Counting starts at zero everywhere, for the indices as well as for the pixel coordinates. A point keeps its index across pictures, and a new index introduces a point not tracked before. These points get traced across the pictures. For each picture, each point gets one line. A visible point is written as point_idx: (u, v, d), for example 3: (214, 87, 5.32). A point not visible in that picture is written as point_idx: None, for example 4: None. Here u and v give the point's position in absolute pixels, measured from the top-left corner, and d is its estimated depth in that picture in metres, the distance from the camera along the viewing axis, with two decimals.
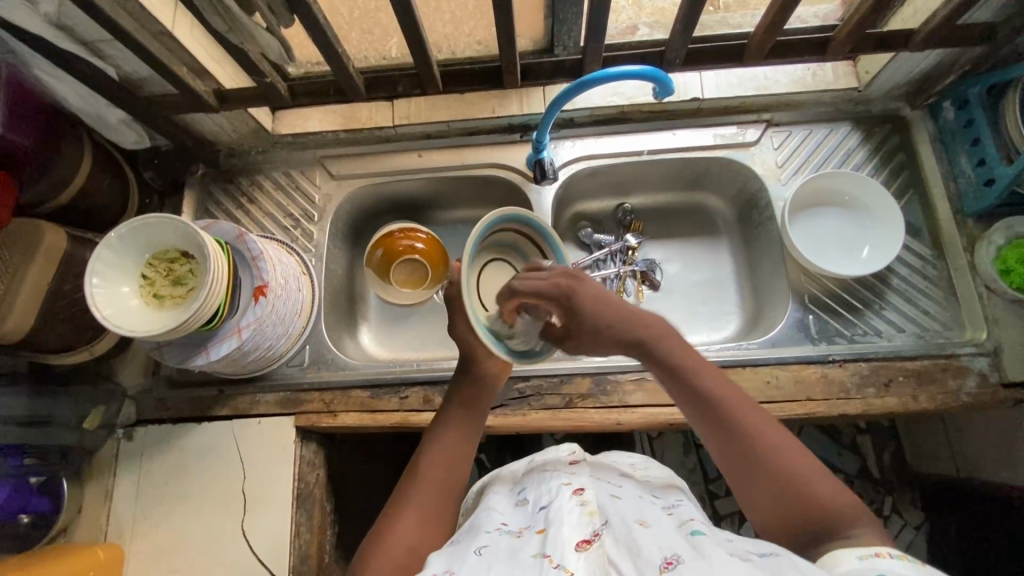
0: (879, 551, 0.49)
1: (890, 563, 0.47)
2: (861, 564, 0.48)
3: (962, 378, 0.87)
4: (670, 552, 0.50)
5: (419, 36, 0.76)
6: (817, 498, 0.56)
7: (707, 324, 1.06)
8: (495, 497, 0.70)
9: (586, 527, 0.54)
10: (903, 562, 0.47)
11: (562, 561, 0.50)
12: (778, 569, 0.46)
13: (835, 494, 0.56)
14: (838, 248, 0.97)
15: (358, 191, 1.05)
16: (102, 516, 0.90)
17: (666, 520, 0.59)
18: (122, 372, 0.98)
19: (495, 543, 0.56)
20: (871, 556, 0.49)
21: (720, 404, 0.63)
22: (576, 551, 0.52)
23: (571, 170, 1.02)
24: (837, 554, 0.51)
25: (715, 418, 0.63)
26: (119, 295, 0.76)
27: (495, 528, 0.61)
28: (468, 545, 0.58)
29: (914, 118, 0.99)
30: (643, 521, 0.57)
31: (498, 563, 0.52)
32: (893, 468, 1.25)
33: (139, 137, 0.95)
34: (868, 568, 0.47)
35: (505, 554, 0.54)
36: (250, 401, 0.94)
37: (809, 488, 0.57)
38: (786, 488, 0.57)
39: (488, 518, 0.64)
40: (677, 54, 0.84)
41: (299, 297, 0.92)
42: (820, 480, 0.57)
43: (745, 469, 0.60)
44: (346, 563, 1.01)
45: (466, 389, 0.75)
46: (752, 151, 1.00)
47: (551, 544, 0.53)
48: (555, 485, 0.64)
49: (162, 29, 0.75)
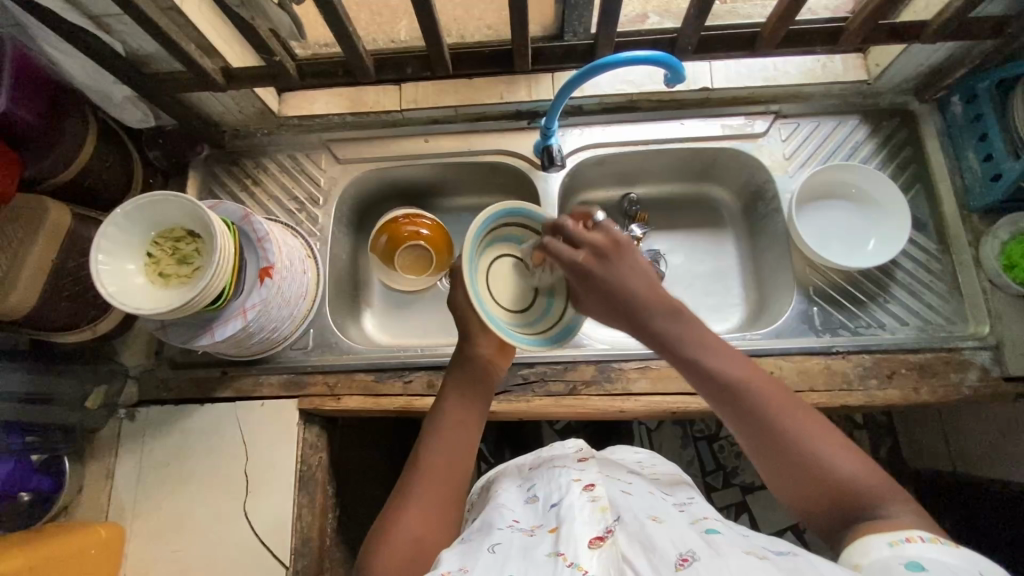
0: (908, 535, 0.48)
1: (918, 548, 0.47)
2: (888, 552, 0.47)
3: (963, 372, 0.88)
4: (686, 548, 0.51)
5: (431, 17, 0.76)
6: (847, 480, 0.55)
7: (711, 315, 1.06)
8: (505, 493, 0.71)
9: (598, 524, 0.56)
10: (934, 546, 0.47)
11: (576, 560, 0.51)
12: (794, 567, 0.46)
13: (866, 470, 0.56)
14: (844, 240, 0.98)
15: (363, 175, 1.05)
16: (103, 495, 0.90)
17: (679, 516, 0.59)
18: (123, 352, 0.97)
19: (509, 540, 0.57)
20: (901, 542, 0.48)
21: (744, 388, 0.59)
22: (590, 548, 0.53)
23: (578, 158, 1.02)
24: (866, 541, 0.50)
25: (743, 403, 0.59)
26: (124, 272, 0.76)
27: (507, 525, 0.62)
28: (481, 543, 0.58)
29: (921, 112, 0.99)
30: (656, 516, 0.57)
31: (513, 562, 0.53)
32: (889, 463, 1.26)
33: (144, 116, 0.94)
34: (896, 558, 0.47)
35: (519, 552, 0.55)
36: (253, 383, 0.94)
37: (840, 469, 0.56)
38: (816, 472, 0.56)
39: (500, 515, 0.64)
40: (690, 41, 0.84)
41: (304, 280, 0.92)
42: (848, 459, 0.56)
43: (780, 453, 0.57)
44: (345, 547, 1.01)
45: (465, 369, 0.74)
46: (760, 142, 1.00)
47: (564, 542, 0.54)
48: (565, 481, 0.65)
49: (172, 4, 0.74)
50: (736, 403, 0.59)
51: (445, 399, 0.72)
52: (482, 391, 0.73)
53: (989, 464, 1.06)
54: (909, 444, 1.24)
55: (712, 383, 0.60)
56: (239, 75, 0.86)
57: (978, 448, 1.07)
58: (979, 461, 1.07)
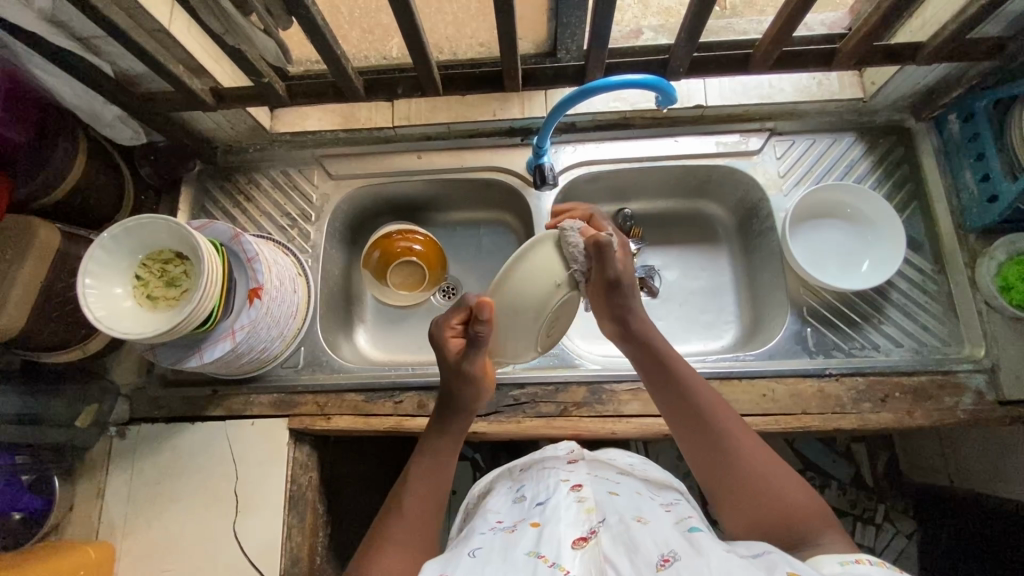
0: (858, 557, 0.52)
1: (866, 568, 0.50)
2: (838, 571, 0.51)
3: (958, 396, 0.87)
4: (668, 549, 0.54)
5: (419, 37, 0.75)
6: (791, 506, 0.61)
7: (705, 332, 1.05)
8: (494, 497, 0.73)
9: (582, 525, 0.58)
10: (879, 568, 0.50)
11: (557, 560, 0.53)
12: (771, 566, 0.49)
13: (810, 507, 0.61)
14: (837, 262, 0.97)
15: (356, 192, 1.04)
16: (93, 514, 0.90)
17: (663, 516, 0.63)
18: (114, 370, 0.97)
19: (491, 542, 0.60)
20: (850, 562, 0.52)
21: (698, 401, 0.69)
22: (572, 548, 0.55)
23: (571, 176, 1.01)
24: (822, 559, 0.54)
25: (701, 422, 0.68)
26: (112, 295, 0.75)
27: (490, 527, 0.64)
28: (463, 548, 0.60)
29: (918, 130, 0.98)
30: (640, 517, 0.61)
31: (492, 563, 0.55)
32: (886, 477, 1.24)
33: (135, 133, 0.93)
34: (846, 574, 0.50)
35: (502, 551, 0.57)
36: (243, 402, 0.94)
37: (779, 491, 0.62)
38: (761, 495, 0.62)
39: (485, 518, 0.67)
40: (682, 62, 0.83)
41: (294, 299, 0.91)
42: (793, 488, 0.63)
43: (727, 474, 0.65)
44: (336, 563, 1.00)
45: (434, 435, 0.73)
46: (754, 160, 0.99)
47: (545, 543, 0.56)
48: (553, 482, 0.68)
49: (159, 26, 0.74)
50: (698, 422, 0.68)
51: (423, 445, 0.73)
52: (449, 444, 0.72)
53: (987, 481, 1.05)
54: (907, 457, 1.23)
55: (676, 394, 0.70)
56: (229, 94, 0.86)
57: (975, 466, 1.06)
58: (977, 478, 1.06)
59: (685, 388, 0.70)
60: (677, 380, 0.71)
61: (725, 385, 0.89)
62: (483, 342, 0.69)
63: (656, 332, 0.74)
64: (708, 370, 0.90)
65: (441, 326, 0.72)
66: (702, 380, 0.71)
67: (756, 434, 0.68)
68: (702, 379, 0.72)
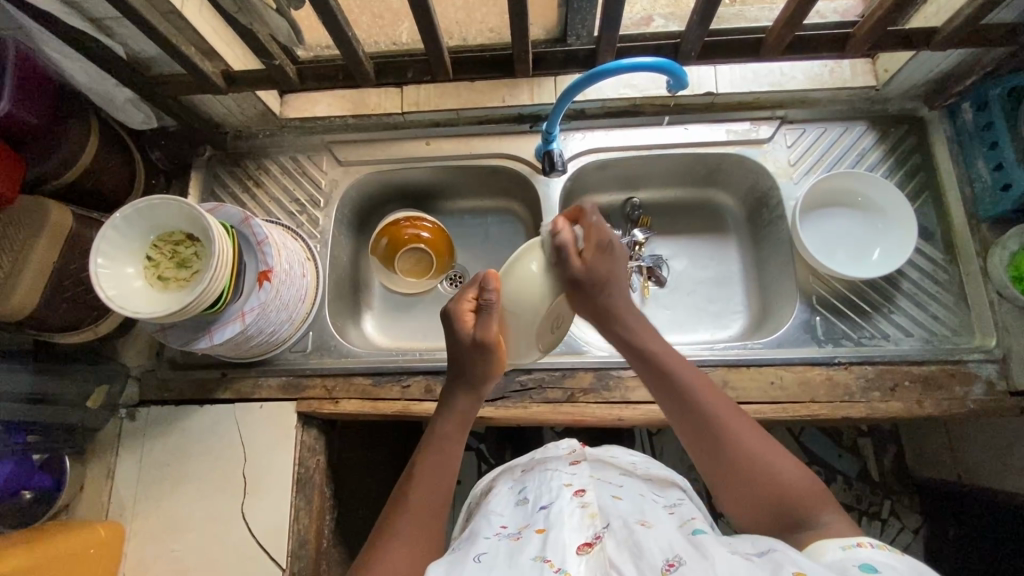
0: (861, 541, 0.52)
1: (867, 552, 0.50)
2: (841, 555, 0.51)
3: (968, 385, 0.87)
4: (673, 554, 0.53)
5: (430, 21, 0.75)
6: (788, 488, 0.61)
7: (713, 321, 1.04)
8: (497, 499, 0.73)
9: (586, 531, 0.59)
10: (881, 550, 0.50)
11: (564, 566, 0.53)
12: (777, 565, 0.48)
13: (807, 486, 0.61)
14: (848, 248, 0.96)
15: (365, 178, 1.05)
16: (104, 493, 0.91)
17: (667, 518, 0.63)
18: (125, 353, 0.98)
19: (496, 547, 0.60)
20: (852, 546, 0.52)
21: (689, 388, 0.68)
22: (577, 554, 0.55)
23: (581, 162, 1.01)
24: (822, 545, 0.54)
25: (692, 409, 0.67)
26: (124, 276, 0.76)
27: (495, 532, 0.64)
28: (469, 551, 0.60)
29: (931, 119, 0.98)
30: (644, 520, 0.60)
31: (499, 569, 0.54)
32: (893, 472, 1.24)
33: (148, 117, 0.94)
34: (849, 559, 0.50)
35: (507, 556, 0.57)
36: (252, 385, 0.95)
37: (777, 471, 0.62)
38: (760, 480, 0.62)
39: (489, 522, 0.67)
40: (694, 45, 0.82)
41: (303, 284, 0.92)
42: (793, 471, 0.62)
43: (722, 461, 0.64)
44: (342, 548, 1.01)
45: (441, 434, 0.70)
46: (765, 148, 0.99)
47: (551, 548, 0.56)
48: (555, 486, 0.68)
49: (171, 8, 0.74)
50: (689, 410, 0.67)
51: (429, 447, 0.69)
52: (452, 443, 0.70)
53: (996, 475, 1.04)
54: (914, 452, 1.22)
55: (665, 386, 0.69)
56: (239, 77, 0.86)
57: (983, 461, 1.05)
58: (986, 472, 1.05)
59: (673, 379, 0.69)
60: (665, 370, 0.70)
61: (732, 373, 0.89)
62: (495, 309, 0.69)
63: (642, 325, 0.73)
64: (716, 358, 0.90)
65: (457, 301, 0.71)
66: (692, 371, 0.70)
67: (753, 420, 0.67)
68: (695, 369, 0.71)
